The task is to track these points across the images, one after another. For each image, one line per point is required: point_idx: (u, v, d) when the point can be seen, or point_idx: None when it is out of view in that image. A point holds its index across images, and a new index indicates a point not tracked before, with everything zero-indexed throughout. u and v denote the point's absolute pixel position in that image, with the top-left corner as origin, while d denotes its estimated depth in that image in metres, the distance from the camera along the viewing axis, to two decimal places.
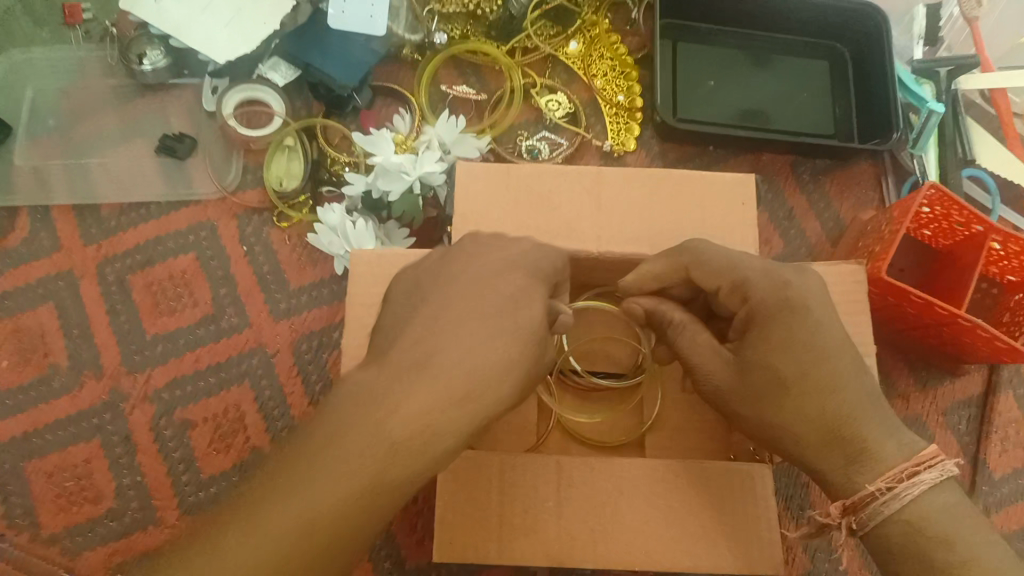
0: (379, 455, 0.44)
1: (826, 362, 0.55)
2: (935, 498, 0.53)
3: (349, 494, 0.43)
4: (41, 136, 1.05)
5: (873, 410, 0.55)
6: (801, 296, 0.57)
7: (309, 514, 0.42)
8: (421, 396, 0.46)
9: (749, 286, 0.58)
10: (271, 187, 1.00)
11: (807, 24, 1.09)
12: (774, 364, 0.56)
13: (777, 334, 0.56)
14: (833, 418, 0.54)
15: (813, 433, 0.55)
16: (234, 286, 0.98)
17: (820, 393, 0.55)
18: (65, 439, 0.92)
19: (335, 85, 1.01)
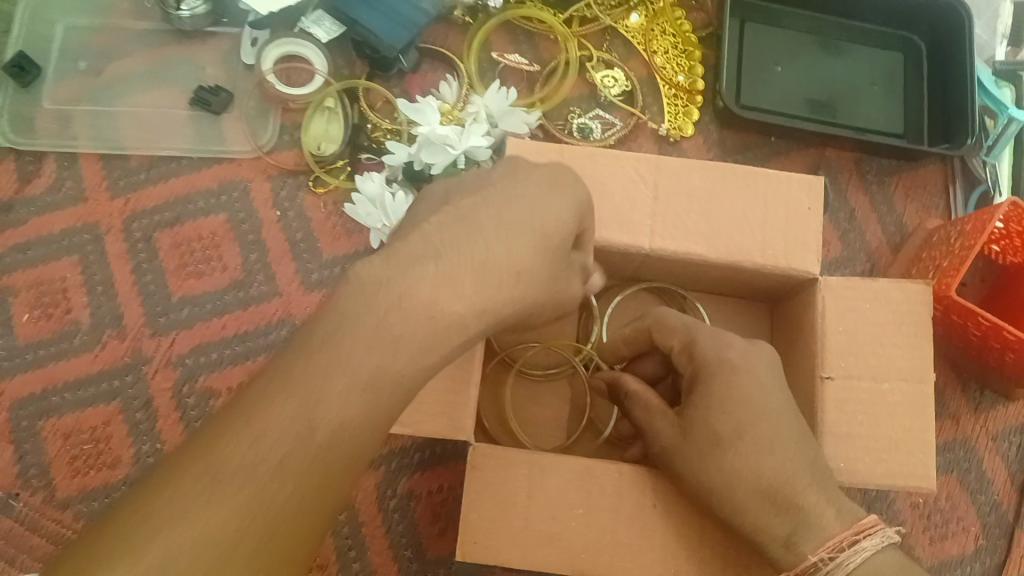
0: (276, 458, 0.41)
1: (768, 424, 0.55)
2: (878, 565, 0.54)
3: (283, 468, 0.42)
4: (67, 77, 0.99)
5: (812, 477, 0.55)
6: (744, 362, 0.58)
7: (243, 494, 0.41)
8: (357, 358, 0.43)
9: (697, 345, 0.61)
10: (309, 150, 0.95)
11: (885, 11, 1.02)
12: (710, 423, 0.56)
13: (715, 393, 0.57)
14: (771, 482, 0.54)
15: (749, 498, 0.54)
16: (266, 252, 0.94)
17: (755, 454, 0.55)
18: (84, 400, 0.89)
19: (381, 45, 0.95)
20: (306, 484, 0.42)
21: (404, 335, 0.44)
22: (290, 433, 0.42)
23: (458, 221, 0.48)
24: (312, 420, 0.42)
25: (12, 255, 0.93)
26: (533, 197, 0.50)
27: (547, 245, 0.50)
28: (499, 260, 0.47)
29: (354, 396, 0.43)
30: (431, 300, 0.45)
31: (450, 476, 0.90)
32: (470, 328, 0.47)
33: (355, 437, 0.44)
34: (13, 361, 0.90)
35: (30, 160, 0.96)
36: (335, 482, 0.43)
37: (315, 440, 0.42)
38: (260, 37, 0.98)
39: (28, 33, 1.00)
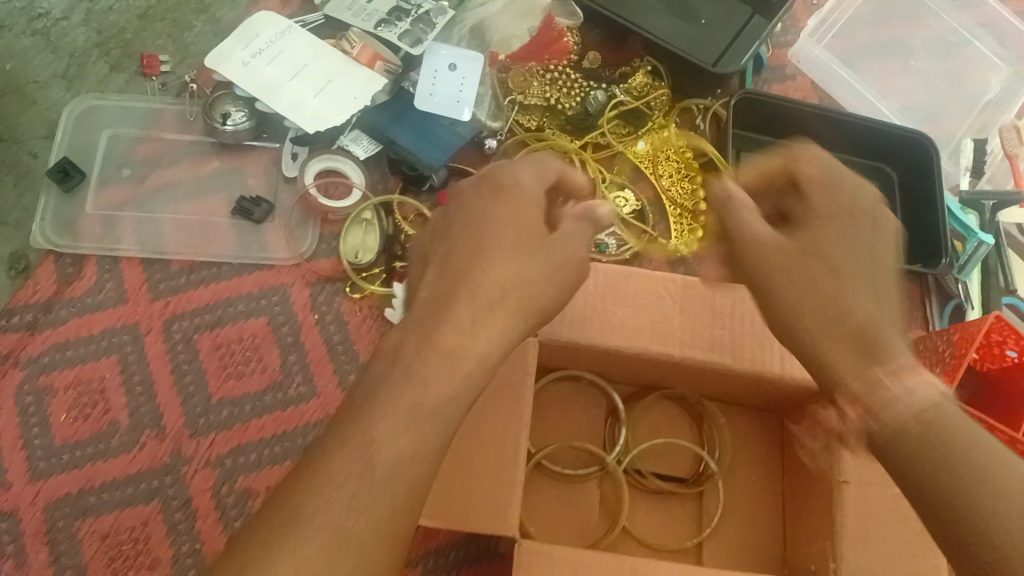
0: (353, 484, 0.51)
1: (867, 259, 0.59)
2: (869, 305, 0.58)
3: (356, 493, 0.51)
4: (111, 183, 1.04)
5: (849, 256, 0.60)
6: (871, 210, 0.61)
7: (327, 531, 0.50)
8: (398, 397, 0.54)
9: (836, 181, 0.62)
10: (347, 257, 1.01)
11: (858, 144, 1.15)
12: (828, 241, 0.60)
13: (835, 220, 0.61)
14: (852, 269, 0.59)
15: (786, 257, 0.61)
16: (304, 354, 0.98)
17: (836, 235, 0.60)
18: (123, 499, 0.90)
19: (420, 163, 1.03)
20: (373, 516, 0.51)
21: (427, 373, 0.55)
22: (353, 474, 0.51)
23: (446, 265, 0.62)
24: (370, 462, 0.52)
25: (51, 356, 0.95)
26: (489, 209, 0.63)
27: (522, 240, 0.62)
28: (484, 268, 0.60)
29: (400, 432, 0.53)
30: (447, 323, 0.58)
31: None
32: (483, 337, 0.58)
33: (407, 473, 0.53)
34: (49, 462, 0.91)
35: (71, 263, 0.99)
36: (399, 519, 0.52)
37: (374, 477, 0.52)
38: (300, 152, 1.05)
39: (75, 141, 1.04)
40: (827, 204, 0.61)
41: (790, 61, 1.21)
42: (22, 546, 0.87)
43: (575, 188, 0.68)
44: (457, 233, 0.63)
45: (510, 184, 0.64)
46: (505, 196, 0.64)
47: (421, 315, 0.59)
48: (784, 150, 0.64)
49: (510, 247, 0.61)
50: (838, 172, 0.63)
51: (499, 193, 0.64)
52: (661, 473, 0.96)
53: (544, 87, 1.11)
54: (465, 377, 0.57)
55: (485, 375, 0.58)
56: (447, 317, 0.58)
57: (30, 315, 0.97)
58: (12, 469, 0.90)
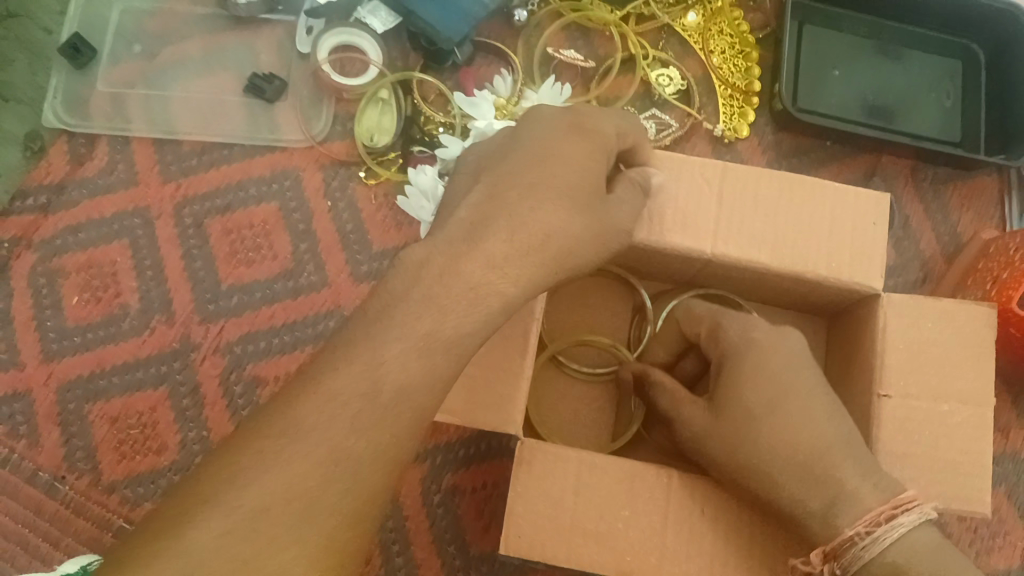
0: (363, 410, 0.49)
1: (781, 386, 0.59)
2: (771, 358, 0.60)
3: (354, 417, 0.49)
4: (124, 60, 0.99)
5: (740, 326, 0.63)
6: (769, 342, 0.61)
7: (321, 441, 0.48)
8: (415, 322, 0.51)
9: (722, 331, 0.64)
10: (362, 141, 0.95)
11: (943, 19, 1.00)
12: (735, 392, 0.60)
13: (739, 385, 0.60)
14: (768, 399, 0.59)
15: (703, 419, 0.61)
16: (316, 242, 0.94)
17: (735, 384, 0.60)
18: (132, 384, 0.89)
19: (438, 37, 0.94)
20: (374, 438, 0.49)
21: (427, 322, 0.51)
22: (359, 394, 0.49)
23: (493, 195, 0.56)
24: (377, 382, 0.49)
25: (62, 238, 0.93)
26: (562, 150, 0.58)
27: (579, 189, 0.58)
28: (534, 202, 0.56)
29: (412, 358, 0.50)
30: (479, 254, 0.54)
31: (495, 473, 0.89)
32: (512, 278, 0.54)
33: (414, 399, 0.50)
34: (62, 343, 0.90)
35: (82, 143, 0.96)
36: (401, 444, 0.50)
37: (380, 399, 0.49)
38: (315, 25, 0.98)
39: (86, 15, 1.00)
40: (737, 365, 0.61)
41: None
42: (35, 426, 0.88)
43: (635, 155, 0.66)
44: (520, 163, 0.57)
45: (579, 122, 0.60)
46: (580, 134, 0.59)
47: (453, 237, 0.54)
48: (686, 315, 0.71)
49: (562, 191, 0.57)
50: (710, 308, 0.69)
51: (575, 129, 0.60)
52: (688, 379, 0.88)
53: None
54: (486, 314, 0.54)
55: (507, 311, 0.55)
56: (480, 249, 0.54)
57: (43, 196, 0.95)
58: (25, 349, 0.90)
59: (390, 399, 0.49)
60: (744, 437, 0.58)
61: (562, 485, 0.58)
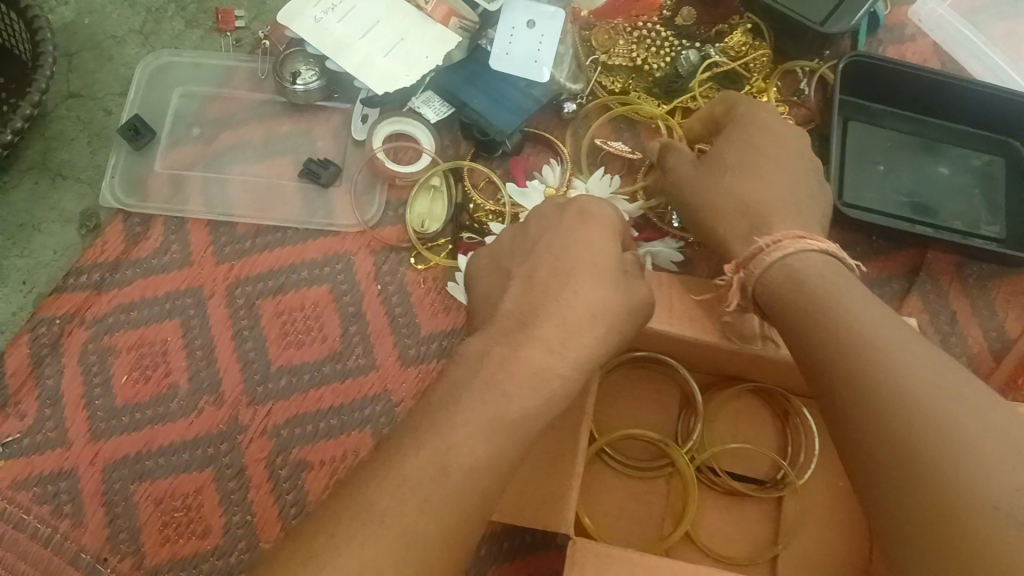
0: (432, 489, 0.51)
1: (773, 160, 0.74)
2: (771, 139, 0.76)
3: (422, 499, 0.50)
4: (183, 142, 1.02)
5: (768, 114, 0.78)
6: (776, 130, 0.77)
7: (394, 525, 0.49)
8: (479, 408, 0.55)
9: (741, 110, 0.79)
10: (413, 226, 0.96)
11: (985, 117, 1.02)
12: (727, 150, 0.76)
13: (734, 144, 0.76)
14: (745, 200, 0.73)
15: (696, 170, 0.79)
16: (366, 325, 0.95)
17: (732, 144, 0.77)
18: (178, 465, 0.89)
19: (492, 129, 0.96)
20: (444, 520, 0.50)
21: (486, 407, 0.55)
22: (427, 476, 0.51)
23: (529, 285, 0.63)
24: (445, 465, 0.51)
25: (115, 317, 0.94)
26: (576, 250, 0.64)
27: (604, 265, 0.63)
28: (573, 287, 0.62)
29: (478, 442, 0.53)
30: (532, 338, 0.59)
31: (540, 565, 0.88)
32: (569, 358, 0.59)
33: (480, 483, 0.52)
34: (110, 423, 0.90)
35: (139, 223, 0.98)
36: (466, 526, 0.52)
37: (448, 481, 0.51)
38: (371, 114, 1.01)
39: (148, 98, 1.03)
40: (741, 131, 0.77)
41: (910, 20, 1.09)
42: (80, 505, 0.87)
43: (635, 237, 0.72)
44: (547, 251, 0.65)
45: (594, 214, 0.67)
46: (593, 221, 0.66)
47: (506, 329, 0.60)
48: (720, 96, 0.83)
49: (595, 270, 0.63)
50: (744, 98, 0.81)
51: (591, 223, 0.66)
52: (736, 473, 0.88)
53: (630, 46, 1.03)
54: (548, 397, 0.57)
55: (565, 395, 0.59)
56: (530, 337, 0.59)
57: (97, 274, 0.96)
58: (73, 428, 0.90)
59: (459, 482, 0.51)
60: (719, 181, 0.75)
61: None
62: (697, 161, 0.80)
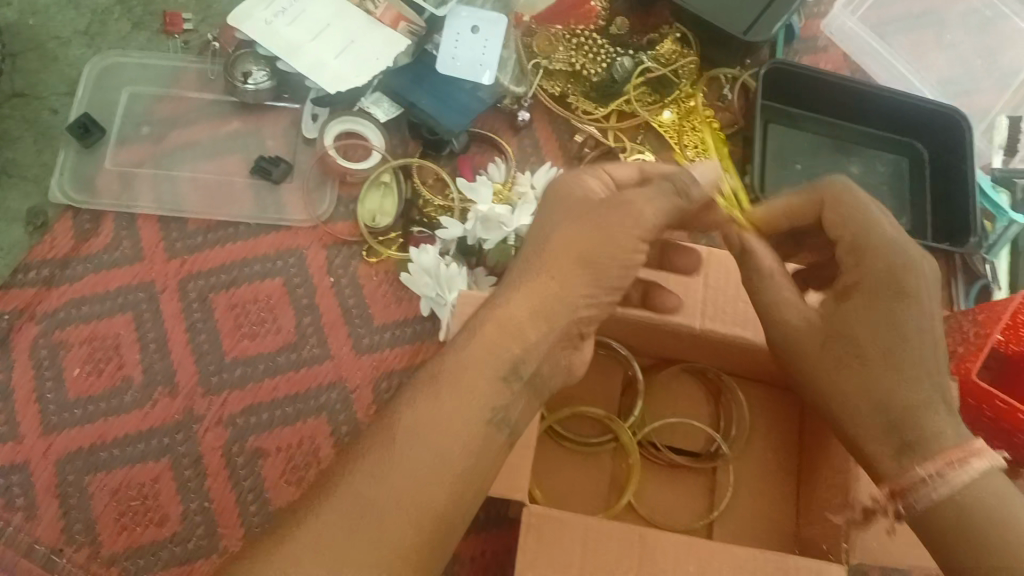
0: (397, 471, 0.46)
1: (911, 323, 0.54)
2: (919, 306, 0.55)
3: (389, 482, 0.46)
4: (132, 140, 1.03)
5: (898, 243, 0.57)
6: (910, 261, 0.56)
7: (365, 516, 0.45)
8: (448, 385, 0.50)
9: (873, 244, 0.57)
10: (364, 221, 1.00)
11: (894, 122, 1.11)
12: (860, 326, 0.55)
13: (872, 304, 0.55)
14: (894, 407, 0.53)
15: (820, 330, 0.57)
16: (319, 316, 0.97)
17: (872, 318, 0.55)
18: (134, 456, 0.90)
19: (441, 128, 1.01)
20: (412, 499, 0.46)
21: (446, 397, 0.49)
22: (394, 454, 0.47)
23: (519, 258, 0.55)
24: (408, 436, 0.47)
25: (66, 312, 0.95)
26: (558, 230, 0.55)
27: (594, 218, 0.55)
28: (564, 236, 0.55)
29: (444, 409, 0.49)
30: (488, 307, 0.53)
31: (493, 541, 0.91)
32: (549, 319, 0.53)
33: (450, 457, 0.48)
34: (63, 416, 0.91)
35: (88, 220, 0.99)
36: (441, 502, 0.47)
37: (415, 457, 0.47)
38: (321, 113, 1.04)
39: (96, 98, 1.04)
40: (877, 290, 0.56)
41: (822, 32, 1.18)
42: (33, 498, 0.88)
43: (709, 179, 0.65)
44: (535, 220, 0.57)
45: (592, 194, 0.57)
46: (577, 187, 0.57)
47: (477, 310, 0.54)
48: (817, 191, 0.61)
49: (587, 223, 0.55)
50: (867, 207, 0.59)
51: (582, 204, 0.56)
52: (677, 448, 0.94)
53: (570, 52, 1.09)
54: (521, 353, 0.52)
55: None
56: (485, 317, 0.53)
57: (47, 270, 0.96)
58: (25, 422, 0.90)
59: (427, 471, 0.47)
60: (861, 365, 0.55)
61: (573, 549, 0.62)
62: (816, 313, 0.58)
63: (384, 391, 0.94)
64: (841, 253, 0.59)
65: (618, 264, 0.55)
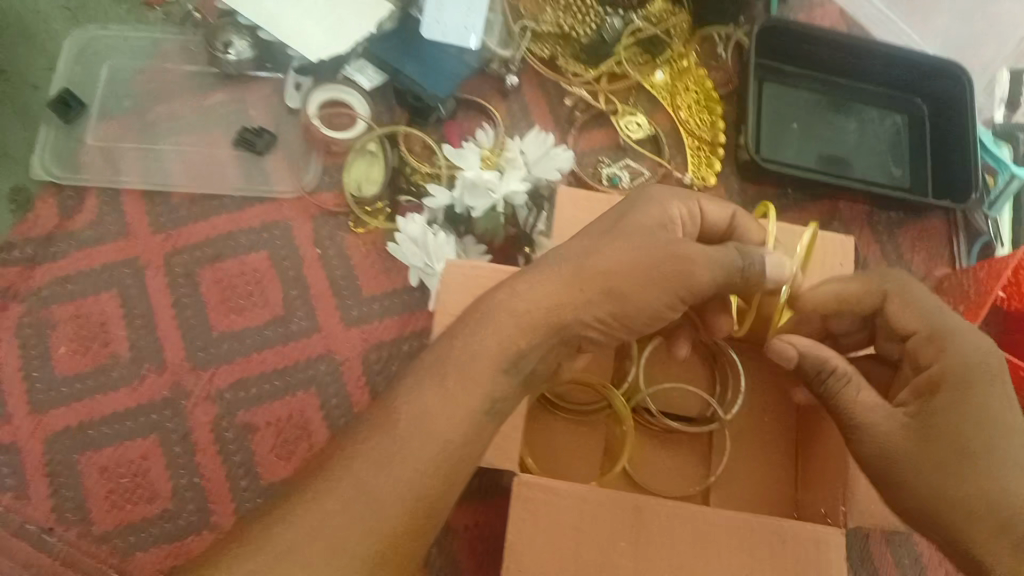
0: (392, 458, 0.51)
1: (1008, 424, 0.54)
2: (1008, 405, 0.56)
3: (382, 467, 0.50)
4: (114, 115, 1.01)
5: (968, 337, 0.59)
6: (987, 358, 0.57)
7: (359, 497, 0.49)
8: (449, 374, 0.54)
9: (950, 338, 0.58)
10: (350, 190, 0.98)
11: (895, 78, 1.08)
12: (962, 426, 0.54)
13: (966, 402, 0.55)
14: (1010, 517, 0.52)
15: (917, 437, 0.55)
16: (306, 289, 0.96)
17: (965, 416, 0.54)
18: (123, 432, 0.89)
19: (425, 93, 0.99)
20: (400, 479, 0.50)
21: (453, 381, 0.53)
22: (387, 439, 0.51)
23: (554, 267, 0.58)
24: (400, 421, 0.52)
25: (51, 289, 0.94)
26: (613, 252, 0.58)
27: (636, 243, 0.58)
28: (601, 256, 0.58)
29: (437, 397, 0.53)
30: (501, 289, 0.57)
31: (485, 512, 0.91)
32: (563, 310, 0.57)
33: (440, 441, 0.52)
34: (50, 394, 0.90)
35: (71, 196, 0.97)
36: (430, 484, 0.51)
37: (407, 444, 0.51)
38: (304, 82, 1.01)
39: (76, 73, 1.02)
40: (972, 391, 0.55)
41: None
42: (23, 477, 0.87)
43: (778, 274, 0.61)
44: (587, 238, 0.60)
45: (667, 219, 0.62)
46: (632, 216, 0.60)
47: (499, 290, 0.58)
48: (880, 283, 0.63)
49: (626, 250, 0.58)
50: (929, 303, 0.61)
51: (649, 235, 0.59)
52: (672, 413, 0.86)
53: (558, 13, 1.06)
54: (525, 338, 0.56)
55: None
56: (494, 300, 0.56)
57: (31, 248, 0.95)
58: (13, 400, 0.90)
59: (433, 456, 0.51)
60: (973, 470, 0.53)
61: (565, 513, 0.61)
62: (909, 421, 0.56)
63: (373, 363, 0.93)
64: (914, 353, 0.60)
65: (643, 293, 0.57)
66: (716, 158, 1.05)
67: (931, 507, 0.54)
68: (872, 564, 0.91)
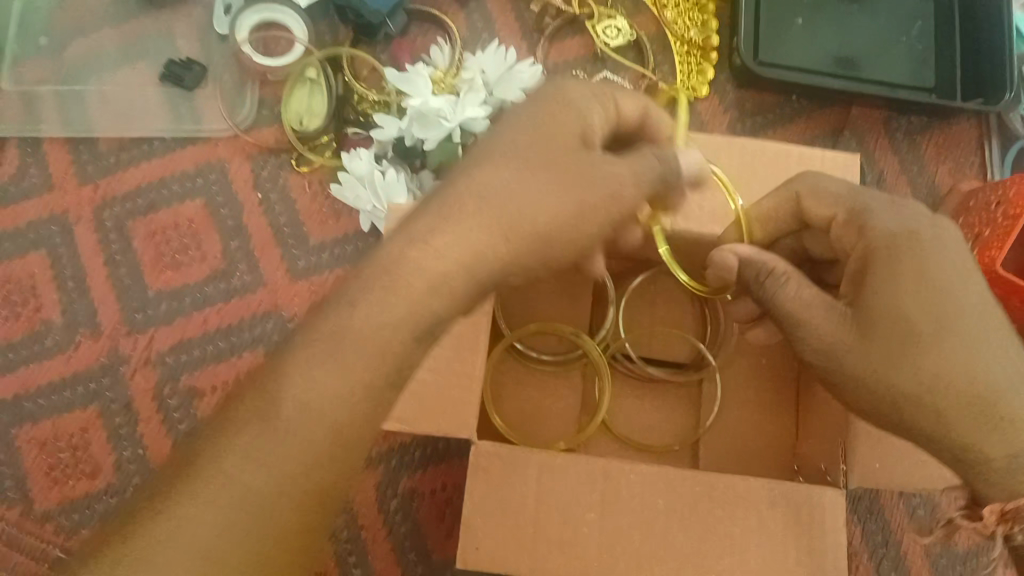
0: (275, 447, 0.42)
1: (957, 291, 0.51)
2: (951, 263, 0.52)
3: (262, 458, 0.42)
4: (32, 56, 0.92)
5: (898, 209, 0.55)
6: (927, 231, 0.53)
7: (234, 498, 0.41)
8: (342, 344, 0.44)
9: (872, 220, 0.54)
10: (290, 125, 0.88)
11: None
12: (908, 306, 0.50)
13: (906, 280, 0.51)
14: (969, 394, 0.49)
15: (858, 331, 0.51)
16: (248, 239, 0.87)
17: (911, 289, 0.50)
18: (60, 404, 0.83)
19: (365, 9, 0.87)
20: (283, 472, 0.42)
21: (348, 349, 0.44)
22: (268, 424, 0.42)
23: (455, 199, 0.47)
24: (279, 400, 0.43)
25: None
26: (538, 185, 0.47)
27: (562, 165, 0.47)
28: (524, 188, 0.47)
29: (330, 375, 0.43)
30: (405, 239, 0.46)
31: (455, 474, 0.83)
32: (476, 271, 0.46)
33: (332, 421, 0.43)
34: None
35: None
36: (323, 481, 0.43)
37: (291, 429, 0.42)
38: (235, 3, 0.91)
39: None
40: (912, 264, 0.51)
41: None
42: None
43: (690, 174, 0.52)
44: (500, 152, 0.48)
45: (589, 133, 0.49)
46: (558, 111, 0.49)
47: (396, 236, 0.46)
48: (788, 187, 0.59)
49: (545, 177, 0.47)
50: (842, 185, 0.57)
51: (570, 159, 0.48)
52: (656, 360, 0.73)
53: None
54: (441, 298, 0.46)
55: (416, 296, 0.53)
56: (402, 256, 0.45)
57: None
58: None
59: (324, 444, 0.43)
60: (922, 353, 0.49)
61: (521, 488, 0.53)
62: (847, 315, 0.52)
63: None
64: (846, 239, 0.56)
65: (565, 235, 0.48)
66: (708, 65, 0.92)
67: (887, 402, 0.50)
68: (885, 518, 0.83)
